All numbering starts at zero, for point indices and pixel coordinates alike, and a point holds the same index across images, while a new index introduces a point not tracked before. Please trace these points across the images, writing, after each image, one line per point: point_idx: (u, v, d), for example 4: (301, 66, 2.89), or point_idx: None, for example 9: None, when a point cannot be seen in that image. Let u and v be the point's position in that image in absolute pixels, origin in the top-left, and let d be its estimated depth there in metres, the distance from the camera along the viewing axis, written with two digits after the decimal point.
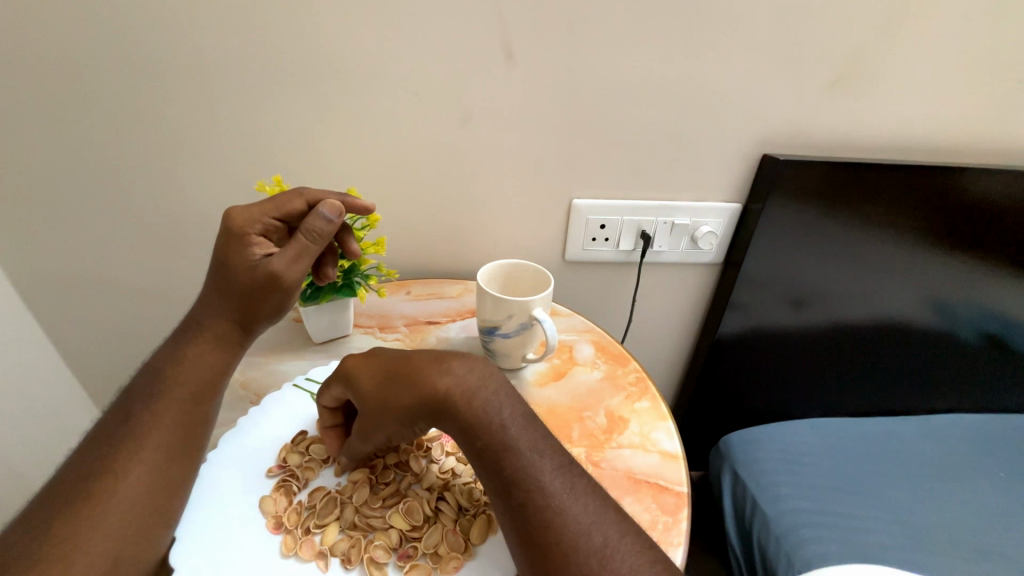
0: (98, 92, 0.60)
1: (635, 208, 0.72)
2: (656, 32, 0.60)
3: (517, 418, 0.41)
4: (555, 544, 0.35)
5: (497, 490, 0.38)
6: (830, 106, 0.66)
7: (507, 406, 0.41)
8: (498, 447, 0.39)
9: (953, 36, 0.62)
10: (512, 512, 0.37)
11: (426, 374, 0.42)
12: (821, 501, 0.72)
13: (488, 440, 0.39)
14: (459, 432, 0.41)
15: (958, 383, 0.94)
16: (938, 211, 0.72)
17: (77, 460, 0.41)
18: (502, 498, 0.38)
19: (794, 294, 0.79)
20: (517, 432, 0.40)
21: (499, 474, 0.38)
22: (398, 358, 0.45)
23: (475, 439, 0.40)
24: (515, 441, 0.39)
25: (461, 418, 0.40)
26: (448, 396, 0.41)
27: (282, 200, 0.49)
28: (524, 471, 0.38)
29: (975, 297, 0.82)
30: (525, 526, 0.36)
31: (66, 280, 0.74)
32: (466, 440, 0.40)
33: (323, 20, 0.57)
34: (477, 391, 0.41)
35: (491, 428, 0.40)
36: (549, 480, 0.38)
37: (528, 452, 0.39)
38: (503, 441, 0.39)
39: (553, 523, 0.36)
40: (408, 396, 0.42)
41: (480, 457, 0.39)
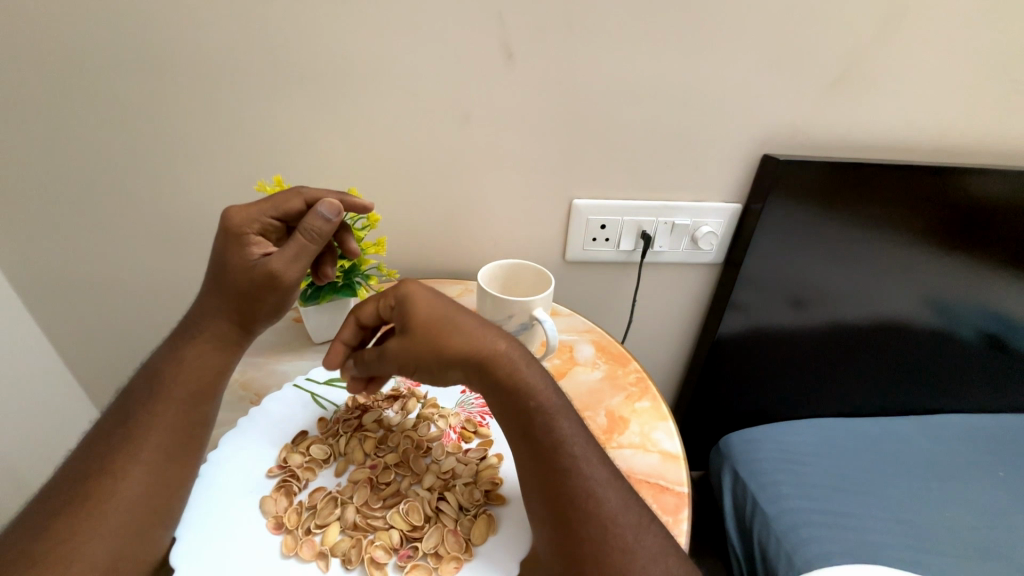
0: (96, 91, 0.60)
1: (635, 208, 0.72)
2: (656, 31, 0.60)
3: (552, 392, 0.43)
4: (594, 515, 0.37)
5: (531, 452, 0.40)
6: (830, 106, 0.66)
7: (549, 382, 0.43)
8: (542, 417, 0.41)
9: (952, 39, 0.62)
10: (548, 480, 0.39)
11: (479, 331, 0.43)
12: (821, 500, 0.72)
13: (533, 406, 0.41)
14: (501, 394, 0.42)
15: (960, 384, 0.94)
16: (937, 211, 0.72)
17: (77, 460, 0.41)
18: (543, 466, 0.39)
19: (794, 294, 0.79)
20: (557, 403, 0.42)
21: (542, 442, 0.40)
22: (450, 304, 0.44)
23: (518, 405, 0.41)
24: (559, 413, 0.42)
25: (507, 383, 0.42)
26: (498, 358, 0.42)
27: (282, 200, 0.49)
28: (567, 442, 0.40)
29: (975, 297, 0.82)
30: (563, 496, 0.38)
31: (64, 279, 0.74)
32: (506, 403, 0.42)
33: (323, 17, 0.57)
34: (524, 360, 0.43)
35: (536, 397, 0.42)
36: (589, 454, 0.40)
37: (571, 425, 0.42)
38: (548, 412, 0.41)
39: (595, 495, 0.38)
40: (461, 343, 0.42)
41: (521, 425, 0.41)
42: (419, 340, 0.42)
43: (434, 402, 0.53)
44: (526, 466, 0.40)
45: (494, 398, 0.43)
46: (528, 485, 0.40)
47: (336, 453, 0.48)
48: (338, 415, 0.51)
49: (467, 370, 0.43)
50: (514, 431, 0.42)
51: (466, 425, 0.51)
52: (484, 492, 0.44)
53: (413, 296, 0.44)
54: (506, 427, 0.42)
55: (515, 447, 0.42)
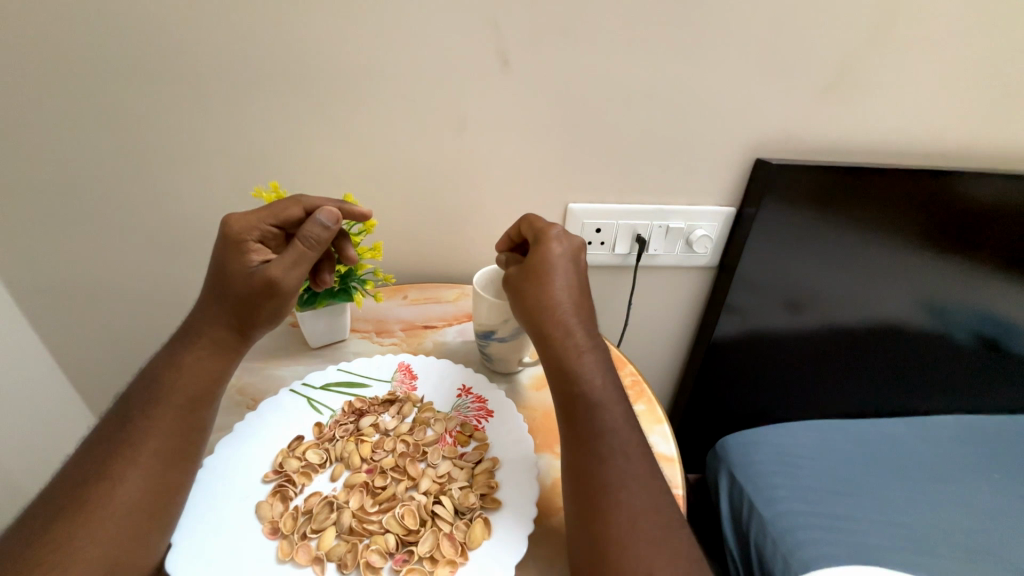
0: (93, 99, 0.60)
1: (630, 212, 0.73)
2: (648, 38, 0.61)
3: (609, 384, 0.46)
4: (620, 503, 0.40)
5: (575, 429, 0.44)
6: (821, 111, 0.67)
7: (606, 374, 0.47)
8: (590, 404, 0.45)
9: (940, 45, 0.63)
10: (584, 462, 0.42)
11: (570, 306, 0.47)
12: (817, 503, 0.72)
13: (585, 391, 0.45)
14: (561, 371, 0.46)
15: (954, 385, 0.95)
16: (930, 213, 0.73)
17: (74, 466, 0.41)
18: (579, 445, 0.43)
19: (789, 297, 0.80)
20: (608, 395, 0.45)
21: (586, 425, 0.44)
22: (565, 272, 0.48)
23: (573, 388, 0.45)
24: (607, 404, 0.45)
25: (567, 366, 0.46)
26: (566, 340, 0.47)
27: (280, 207, 0.49)
28: (607, 431, 0.43)
29: (968, 299, 0.83)
30: (594, 478, 0.41)
31: (59, 285, 0.74)
32: (562, 381, 0.46)
33: (319, 24, 0.58)
34: (590, 348, 0.47)
35: (590, 385, 0.45)
36: (626, 447, 0.43)
37: (617, 416, 0.44)
38: (599, 399, 0.45)
39: (624, 485, 0.41)
40: (548, 309, 0.47)
41: (570, 402, 0.45)
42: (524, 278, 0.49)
43: (430, 406, 0.53)
44: (567, 438, 0.45)
45: (556, 368, 0.47)
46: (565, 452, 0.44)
47: (333, 458, 0.48)
48: (333, 420, 0.51)
49: (540, 341, 0.48)
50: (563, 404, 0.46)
51: (462, 429, 0.51)
52: (480, 496, 0.44)
53: (541, 248, 0.49)
54: (558, 397, 0.47)
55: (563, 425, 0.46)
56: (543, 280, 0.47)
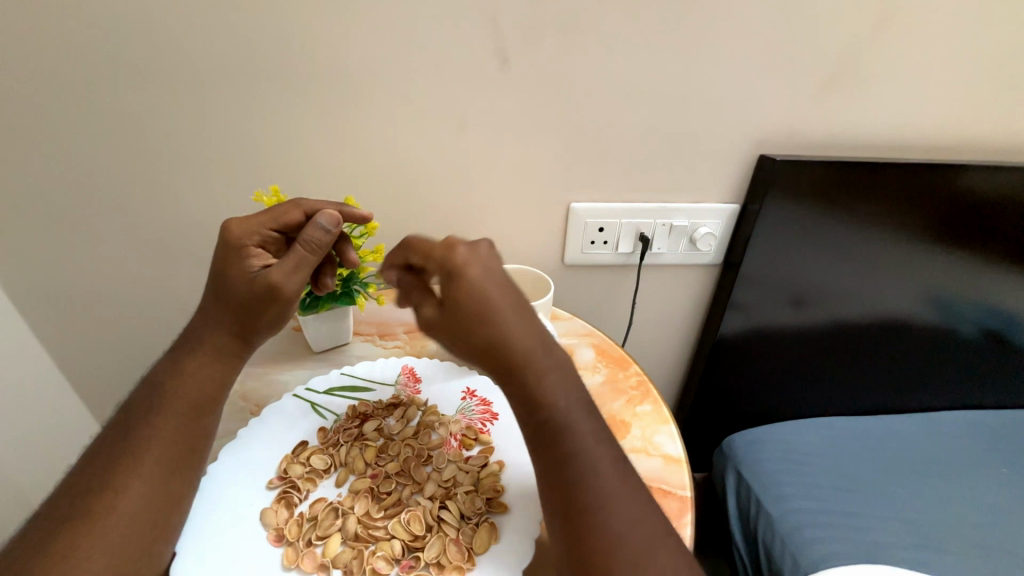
0: (91, 105, 0.60)
1: (632, 211, 0.72)
2: (650, 34, 0.60)
3: (580, 401, 0.40)
4: (603, 532, 0.36)
5: (546, 461, 0.39)
6: (825, 106, 0.66)
7: (573, 391, 0.40)
8: (557, 430, 0.38)
9: (945, 37, 0.62)
10: (559, 492, 0.38)
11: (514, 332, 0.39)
12: (824, 501, 0.71)
13: (550, 417, 0.39)
14: (519, 401, 0.40)
15: (961, 380, 0.94)
16: (934, 207, 0.72)
17: (77, 475, 0.40)
18: (554, 475, 0.39)
19: (794, 293, 0.79)
20: (578, 414, 0.39)
21: (558, 454, 0.38)
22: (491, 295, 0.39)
23: (536, 413, 0.39)
24: (577, 426, 0.39)
25: (527, 391, 0.39)
26: (523, 363, 0.39)
27: (281, 212, 0.49)
28: (582, 456, 0.38)
29: (974, 293, 0.82)
30: (572, 509, 0.37)
31: (61, 291, 0.74)
32: (523, 409, 0.40)
33: (317, 26, 0.57)
34: (551, 368, 0.39)
35: (556, 408, 0.39)
36: (605, 469, 0.38)
37: (590, 437, 0.39)
38: (569, 423, 0.39)
39: (605, 512, 0.37)
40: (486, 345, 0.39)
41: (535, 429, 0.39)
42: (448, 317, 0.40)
43: (435, 409, 0.53)
44: (540, 469, 0.40)
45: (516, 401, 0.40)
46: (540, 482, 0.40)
47: (337, 463, 0.47)
48: (337, 424, 0.51)
49: (491, 367, 0.40)
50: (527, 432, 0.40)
51: (467, 432, 0.50)
52: (486, 500, 0.44)
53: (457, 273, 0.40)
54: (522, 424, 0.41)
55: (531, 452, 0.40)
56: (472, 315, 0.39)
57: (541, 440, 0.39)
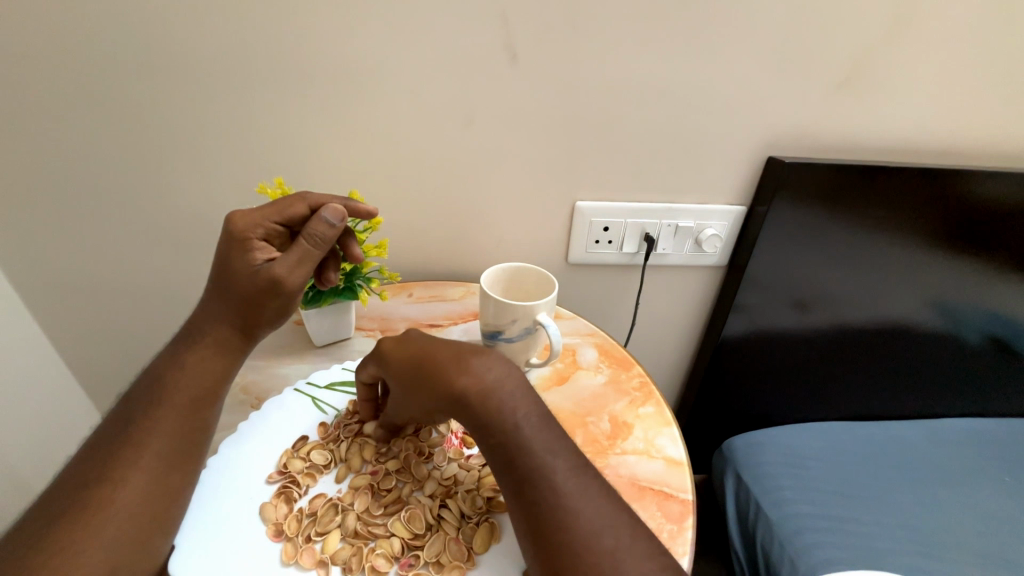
0: (95, 95, 0.60)
1: (638, 210, 0.71)
2: (661, 31, 0.59)
3: (532, 420, 0.40)
4: (567, 551, 0.35)
5: (510, 484, 0.39)
6: (836, 108, 0.66)
7: (524, 411, 0.41)
8: (511, 450, 0.39)
9: (960, 40, 0.61)
10: (524, 512, 0.38)
11: (447, 371, 0.42)
12: (824, 506, 0.71)
13: (501, 442, 0.39)
14: (475, 430, 0.41)
15: (965, 386, 0.93)
16: (942, 212, 0.71)
17: (77, 466, 0.40)
18: (518, 497, 0.38)
19: (797, 296, 0.78)
20: (530, 435, 0.40)
21: (515, 476, 0.39)
22: (417, 348, 0.45)
23: (490, 436, 0.40)
24: (530, 445, 0.39)
25: (478, 416, 0.40)
26: (466, 390, 0.41)
27: (285, 204, 0.48)
28: (538, 475, 0.38)
29: (980, 300, 0.81)
30: (536, 528, 0.37)
31: (63, 280, 0.73)
32: (480, 438, 0.41)
33: (323, 16, 0.57)
34: (496, 391, 0.41)
35: (506, 428, 0.40)
36: (563, 484, 0.38)
37: (544, 455, 0.39)
38: (520, 444, 0.39)
39: (566, 526, 0.36)
40: (430, 394, 0.43)
41: (492, 455, 0.40)
42: (398, 390, 0.46)
43: None
44: (508, 495, 0.39)
45: (473, 432, 0.41)
46: (510, 507, 0.39)
47: (337, 459, 0.47)
48: (338, 420, 0.51)
49: (446, 407, 0.42)
50: (488, 458, 0.41)
51: (468, 430, 0.50)
52: (487, 499, 0.43)
53: (385, 353, 0.46)
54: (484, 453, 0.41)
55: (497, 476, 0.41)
56: (412, 375, 0.44)
57: (501, 466, 0.39)
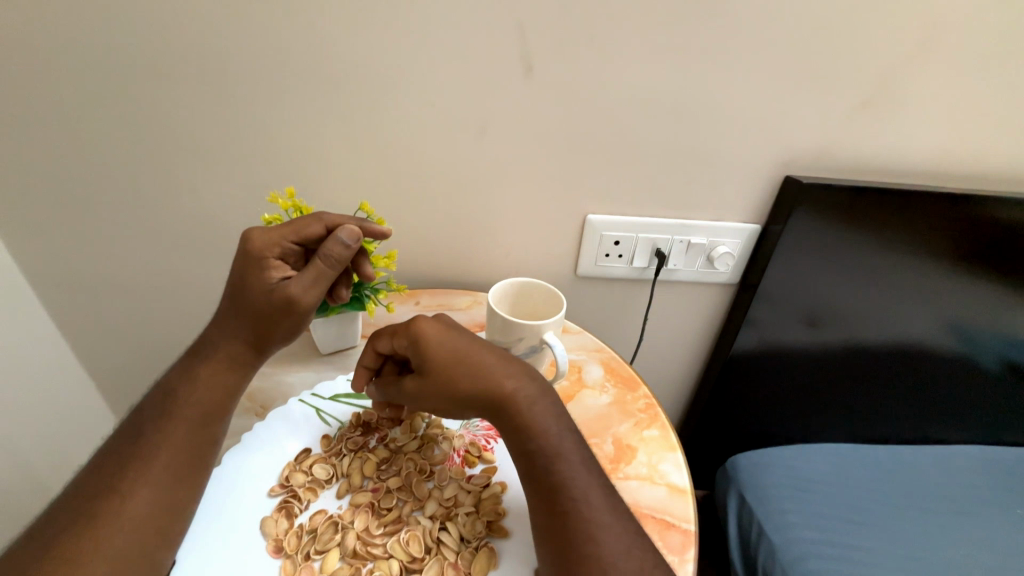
0: (110, 97, 0.60)
1: (650, 226, 0.71)
2: (678, 45, 0.58)
3: (569, 430, 0.42)
4: (593, 561, 0.36)
5: (538, 492, 0.40)
6: (857, 129, 0.64)
7: (562, 419, 0.43)
8: (549, 457, 0.40)
9: (990, 62, 0.59)
10: (551, 522, 0.38)
11: (494, 370, 0.43)
12: (830, 532, 0.70)
13: (539, 446, 0.41)
14: (513, 431, 0.42)
15: (979, 412, 0.91)
16: (965, 236, 0.70)
17: (85, 476, 0.41)
18: (545, 505, 0.39)
19: (809, 315, 0.77)
20: (567, 444, 0.41)
21: (547, 482, 0.40)
22: (463, 339, 0.44)
23: (528, 441, 0.41)
24: (566, 453, 0.41)
25: (522, 421, 0.41)
26: (515, 394, 0.42)
27: (301, 224, 0.49)
28: (570, 483, 0.39)
29: (1000, 326, 0.79)
30: (563, 538, 0.37)
31: (74, 278, 0.74)
32: (516, 440, 0.42)
33: (338, 24, 0.56)
34: (540, 398, 0.43)
35: (547, 436, 0.41)
36: (593, 496, 0.39)
37: (578, 464, 0.41)
38: (557, 451, 0.41)
39: (596, 540, 0.37)
40: (471, 388, 0.42)
41: (526, 459, 0.41)
42: (424, 376, 0.44)
43: (439, 422, 0.52)
44: (532, 502, 0.40)
45: (508, 435, 0.42)
46: (532, 513, 0.40)
47: (339, 474, 0.47)
48: (341, 433, 0.51)
49: (485, 405, 0.43)
50: (518, 461, 0.42)
51: (471, 449, 0.50)
52: (487, 524, 0.43)
53: (425, 334, 0.44)
54: (515, 457, 0.42)
55: (523, 482, 0.41)
56: (453, 365, 0.43)
57: (534, 471, 0.40)
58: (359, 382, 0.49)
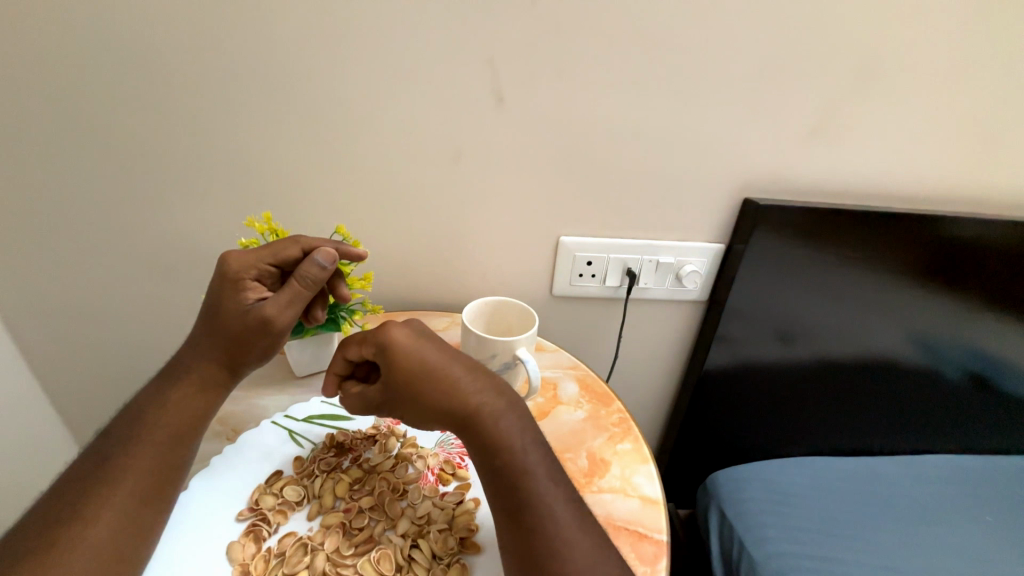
0: (91, 126, 0.61)
1: (620, 246, 0.74)
2: (640, 79, 0.63)
3: (536, 445, 0.43)
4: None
5: (506, 508, 0.40)
6: (807, 154, 0.69)
7: (529, 434, 0.43)
8: (515, 473, 0.40)
9: (920, 95, 0.65)
10: (518, 538, 0.39)
11: (461, 384, 0.43)
12: (807, 545, 0.71)
13: (505, 462, 0.41)
14: (480, 447, 0.42)
15: (944, 422, 0.94)
16: (917, 253, 0.74)
17: (44, 503, 0.39)
18: (512, 521, 0.39)
19: (778, 329, 0.80)
20: (534, 460, 0.41)
21: (515, 498, 0.40)
22: (432, 351, 0.45)
23: (495, 456, 0.41)
24: (533, 468, 0.41)
25: (487, 436, 0.42)
26: (480, 410, 0.42)
27: (279, 247, 0.50)
28: (537, 499, 0.40)
29: (958, 337, 0.84)
30: (530, 555, 0.38)
31: (42, 304, 0.73)
32: (483, 456, 0.42)
33: (319, 59, 0.59)
34: (507, 413, 0.43)
35: (514, 451, 0.41)
36: (561, 512, 0.39)
37: (545, 480, 0.41)
38: (524, 466, 0.41)
39: (560, 559, 0.37)
40: (438, 402, 0.43)
41: (492, 475, 0.41)
42: (393, 385, 0.44)
43: (414, 441, 0.52)
44: (501, 519, 0.40)
45: (476, 451, 0.42)
46: (501, 530, 0.40)
47: (310, 495, 0.47)
48: (314, 454, 0.50)
49: (452, 420, 0.43)
50: (485, 478, 0.42)
51: (445, 466, 0.50)
52: (459, 540, 0.43)
53: (394, 344, 0.44)
54: (483, 473, 0.42)
55: (491, 499, 0.41)
56: (421, 376, 0.43)
57: (500, 488, 0.41)
58: (329, 388, 0.48)
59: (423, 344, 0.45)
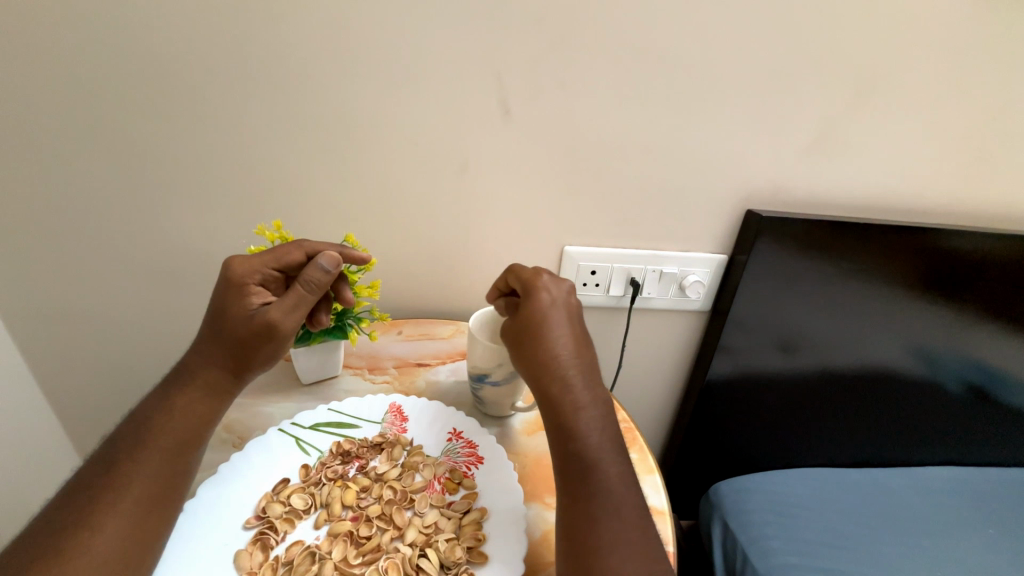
0: (103, 134, 0.62)
1: (624, 256, 0.74)
2: (644, 93, 0.64)
3: (611, 443, 0.46)
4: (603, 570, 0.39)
5: (568, 490, 0.44)
6: (809, 167, 0.70)
7: (607, 431, 0.46)
8: (585, 460, 0.44)
9: (920, 109, 0.66)
10: (573, 520, 0.42)
11: (563, 363, 0.48)
12: (811, 557, 0.71)
13: (578, 447, 0.45)
14: (559, 425, 0.46)
15: (947, 434, 0.94)
16: (919, 265, 0.75)
17: (53, 510, 0.40)
18: (572, 504, 0.43)
19: (782, 340, 0.81)
20: (605, 455, 0.45)
21: (580, 484, 0.43)
22: (556, 320, 0.49)
23: (570, 440, 0.45)
24: (601, 462, 0.44)
25: (568, 420, 0.46)
26: (570, 394, 0.47)
27: (282, 251, 0.50)
28: (598, 491, 0.43)
29: (961, 348, 0.84)
30: (581, 540, 0.41)
31: (48, 311, 0.73)
32: (559, 434, 0.46)
33: (329, 71, 0.61)
34: (591, 406, 0.47)
35: (587, 441, 0.45)
36: (622, 511, 0.42)
37: (613, 476, 0.44)
38: (594, 456, 0.44)
39: (608, 551, 0.40)
40: (540, 369, 0.48)
41: (564, 455, 0.45)
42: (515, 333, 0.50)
43: (420, 450, 0.52)
44: (563, 497, 0.44)
45: (554, 431, 0.47)
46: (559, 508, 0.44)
47: (317, 503, 0.47)
48: (320, 461, 0.50)
49: (544, 392, 0.48)
50: (557, 456, 0.46)
51: (451, 475, 0.50)
52: (467, 549, 0.43)
53: (533, 299, 0.50)
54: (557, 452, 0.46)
55: (557, 477, 0.46)
56: (537, 340, 0.48)
57: (568, 467, 0.45)
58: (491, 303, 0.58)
59: (561, 310, 0.50)
